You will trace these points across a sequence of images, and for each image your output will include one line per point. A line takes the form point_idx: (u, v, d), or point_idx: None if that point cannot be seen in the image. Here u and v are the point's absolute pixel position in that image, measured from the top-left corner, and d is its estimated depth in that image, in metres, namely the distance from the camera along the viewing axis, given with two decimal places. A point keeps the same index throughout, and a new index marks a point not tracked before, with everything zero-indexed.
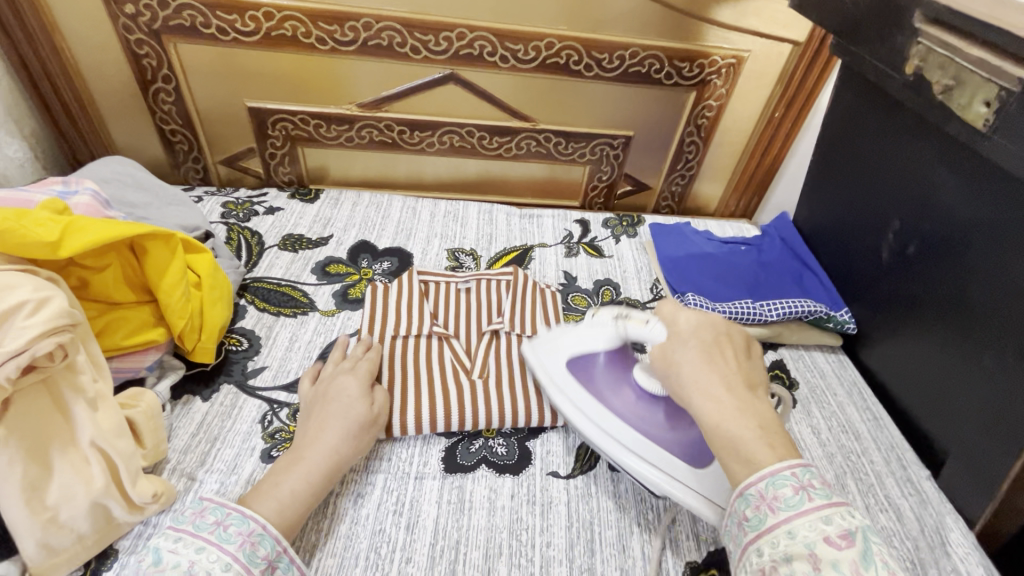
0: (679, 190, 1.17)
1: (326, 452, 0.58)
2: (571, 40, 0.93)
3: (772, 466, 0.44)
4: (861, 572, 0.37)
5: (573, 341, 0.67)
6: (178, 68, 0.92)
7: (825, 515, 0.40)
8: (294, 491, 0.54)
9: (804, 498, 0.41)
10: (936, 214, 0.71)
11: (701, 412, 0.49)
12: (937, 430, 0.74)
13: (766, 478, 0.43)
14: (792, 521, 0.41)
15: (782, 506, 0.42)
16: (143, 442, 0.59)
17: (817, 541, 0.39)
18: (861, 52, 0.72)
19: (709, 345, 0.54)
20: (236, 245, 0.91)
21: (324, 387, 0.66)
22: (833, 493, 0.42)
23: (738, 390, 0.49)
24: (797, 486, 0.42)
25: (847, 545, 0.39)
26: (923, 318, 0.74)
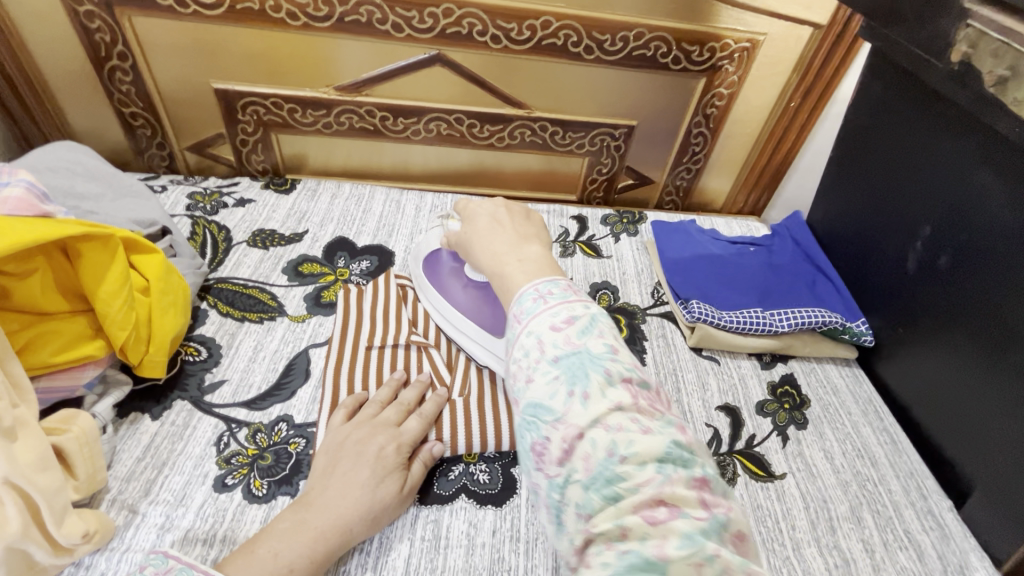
0: (684, 185, 1.09)
1: (338, 525, 0.51)
2: (570, 19, 0.84)
3: (522, 288, 0.47)
4: (574, 342, 0.41)
5: (424, 246, 0.75)
6: (134, 44, 0.83)
7: (554, 310, 0.43)
8: (292, 569, 0.47)
9: (541, 303, 0.45)
10: (974, 221, 0.63)
11: (482, 260, 0.55)
12: (962, 459, 0.67)
13: (518, 300, 0.47)
14: (529, 324, 0.43)
15: (524, 314, 0.45)
16: (75, 472, 0.52)
17: (546, 330, 0.42)
18: (896, 37, 0.64)
19: (494, 217, 0.59)
20: (201, 241, 0.84)
21: (357, 433, 0.58)
22: (570, 292, 0.46)
23: (510, 242, 0.55)
24: (536, 297, 0.46)
25: (568, 327, 0.42)
26: (953, 336, 0.67)
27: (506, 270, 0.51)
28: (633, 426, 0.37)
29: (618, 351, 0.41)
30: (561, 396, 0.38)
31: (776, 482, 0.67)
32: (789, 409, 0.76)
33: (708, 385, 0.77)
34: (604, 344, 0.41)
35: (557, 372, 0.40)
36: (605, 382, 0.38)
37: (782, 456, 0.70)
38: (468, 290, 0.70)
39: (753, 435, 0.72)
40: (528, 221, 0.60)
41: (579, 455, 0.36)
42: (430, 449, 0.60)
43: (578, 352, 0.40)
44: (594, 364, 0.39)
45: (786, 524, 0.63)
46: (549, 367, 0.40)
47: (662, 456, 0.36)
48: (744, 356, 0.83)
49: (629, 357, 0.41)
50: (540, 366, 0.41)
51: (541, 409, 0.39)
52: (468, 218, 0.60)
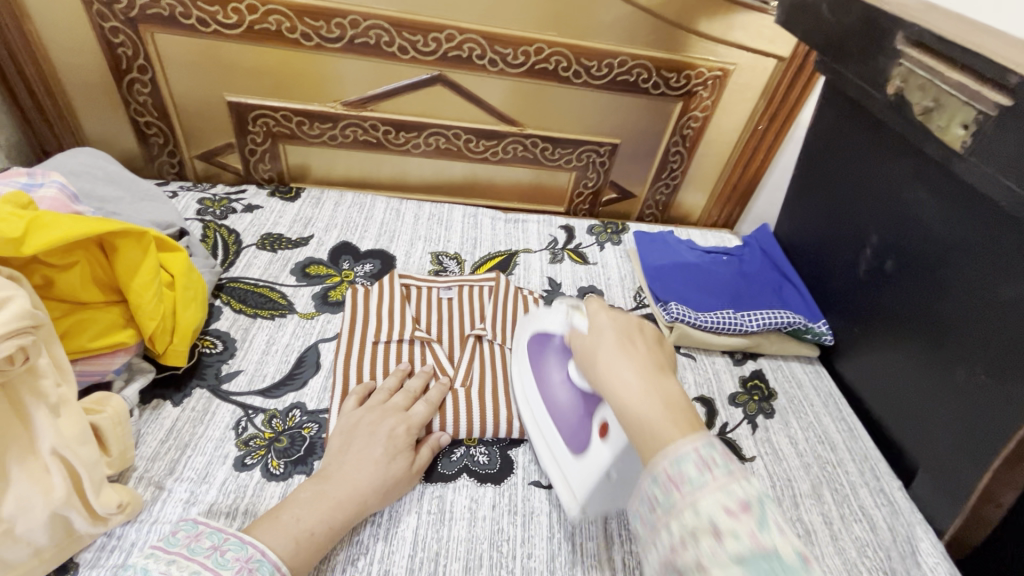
0: (663, 200, 1.18)
1: (354, 496, 0.56)
2: (561, 46, 0.93)
3: (678, 444, 0.41)
4: (759, 540, 0.35)
5: (538, 320, 0.70)
6: (154, 58, 0.88)
7: (725, 487, 0.38)
8: (313, 533, 0.52)
9: (707, 475, 0.38)
10: (913, 231, 0.72)
11: (608, 389, 0.48)
12: (910, 442, 0.76)
13: (671, 457, 0.40)
14: (696, 500, 0.38)
15: (686, 483, 0.39)
16: (108, 449, 0.56)
17: (720, 517, 0.37)
18: (844, 71, 0.73)
19: (625, 334, 0.53)
20: (212, 243, 0.89)
21: (369, 417, 0.63)
22: (734, 463, 0.40)
23: (642, 371, 0.48)
24: (699, 464, 0.39)
25: (748, 517, 0.36)
26: (899, 332, 0.76)
27: (650, 411, 0.44)
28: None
29: (807, 559, 0.36)
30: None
31: (746, 464, 0.74)
32: (758, 401, 0.83)
33: (686, 378, 0.85)
34: (794, 549, 0.36)
35: (742, 572, 0.35)
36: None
37: (752, 441, 0.77)
38: (565, 386, 0.64)
39: (726, 423, 0.79)
40: (660, 345, 0.54)
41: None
42: (437, 438, 0.66)
43: (766, 553, 0.35)
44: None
45: None
46: (731, 566, 0.35)
47: None
48: (718, 353, 0.91)
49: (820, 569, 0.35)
50: (717, 557, 0.35)
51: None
52: (594, 329, 0.55)
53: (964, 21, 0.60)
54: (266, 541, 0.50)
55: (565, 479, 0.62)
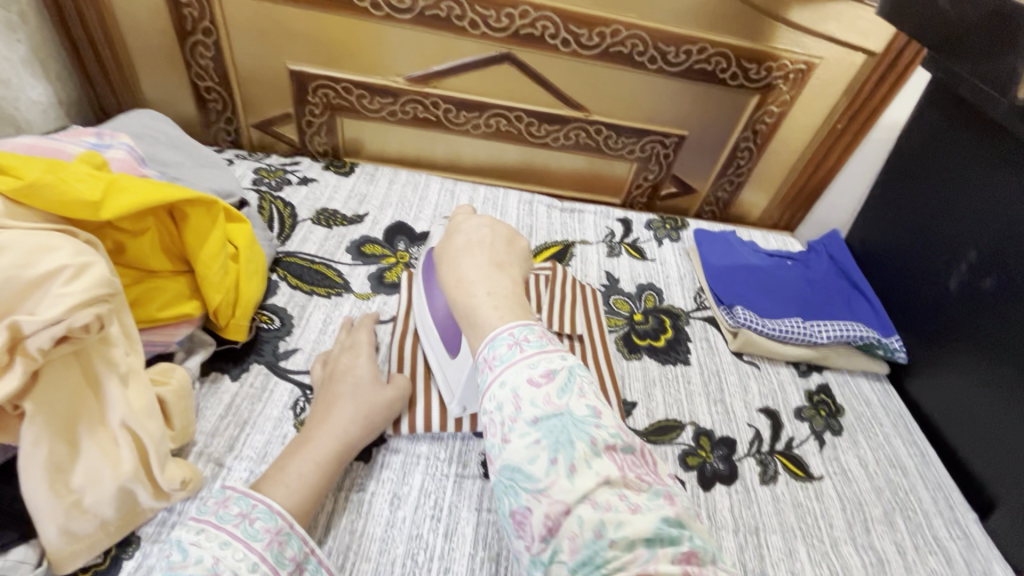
0: (724, 197, 1.13)
1: (334, 434, 0.56)
2: (639, 29, 0.88)
3: (494, 329, 0.44)
4: (555, 403, 0.39)
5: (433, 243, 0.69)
6: (219, 20, 0.85)
7: (531, 361, 0.41)
8: (301, 475, 0.52)
9: (516, 350, 0.42)
10: (1020, 249, 0.67)
11: (446, 281, 0.51)
12: (992, 473, 0.71)
13: (488, 342, 0.43)
14: (503, 374, 0.41)
15: (498, 362, 0.42)
16: (172, 423, 0.55)
17: (523, 385, 0.40)
18: (960, 70, 0.68)
19: (480, 236, 0.54)
20: (268, 215, 0.87)
21: (337, 361, 0.65)
22: (547, 342, 0.43)
23: (481, 267, 0.50)
24: (511, 342, 0.42)
25: (548, 384, 0.39)
26: (989, 357, 0.71)
27: (471, 299, 0.47)
28: (622, 506, 0.35)
29: (601, 414, 0.39)
30: (542, 463, 0.36)
31: (814, 482, 0.71)
32: (825, 416, 0.79)
33: (750, 388, 0.81)
34: (586, 405, 0.39)
35: (537, 433, 0.37)
36: (591, 452, 0.36)
37: (819, 459, 0.73)
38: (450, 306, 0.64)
39: (792, 438, 0.75)
40: (510, 247, 0.55)
41: (565, 534, 0.34)
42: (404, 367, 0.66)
43: (559, 413, 0.38)
44: (578, 430, 0.37)
45: (823, 523, 0.66)
46: (528, 428, 0.38)
47: (650, 536, 0.34)
48: (782, 363, 0.87)
49: (611, 420, 0.39)
50: (517, 426, 0.38)
51: (519, 474, 0.37)
52: (452, 230, 0.56)
53: None
54: (271, 494, 0.49)
55: (446, 381, 0.65)
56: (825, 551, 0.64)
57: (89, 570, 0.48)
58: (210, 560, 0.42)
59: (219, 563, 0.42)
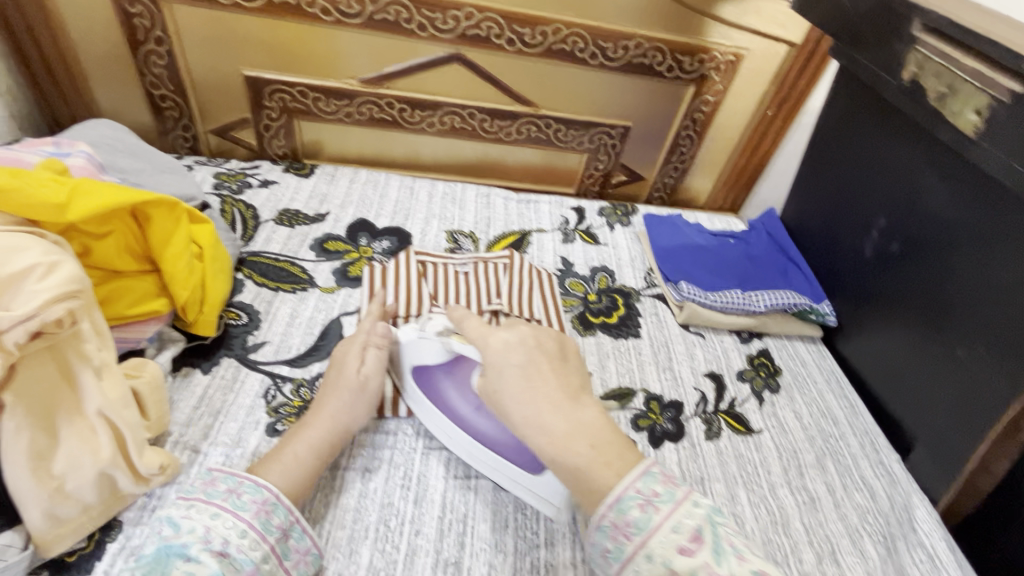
0: (671, 183, 1.20)
1: (328, 418, 0.60)
2: (578, 27, 0.93)
3: (618, 487, 0.45)
4: (717, 572, 0.41)
5: (409, 352, 0.64)
6: (172, 29, 0.87)
7: (675, 524, 0.43)
8: (296, 456, 0.56)
9: (653, 513, 0.44)
10: (920, 214, 0.74)
11: (534, 438, 0.48)
12: (909, 416, 0.80)
13: (614, 505, 0.45)
14: (648, 544, 0.43)
15: (635, 531, 0.44)
16: (147, 414, 0.58)
17: (672, 555, 0.42)
18: (859, 57, 0.75)
19: (529, 365, 0.51)
20: (230, 217, 0.89)
21: (342, 350, 0.65)
22: (675, 489, 0.46)
23: (563, 408, 0.49)
24: (642, 503, 0.45)
25: (698, 549, 0.42)
26: (901, 313, 0.79)
27: (576, 456, 0.47)
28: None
29: (764, 573, 0.41)
30: None
31: (754, 436, 0.77)
32: (764, 377, 0.87)
33: (696, 355, 0.87)
34: (749, 568, 0.41)
35: None
36: None
37: (759, 415, 0.81)
38: (484, 412, 0.62)
39: (734, 398, 0.82)
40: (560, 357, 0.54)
41: None
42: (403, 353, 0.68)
43: None
44: None
45: (762, 471, 0.73)
46: None
47: None
48: (725, 332, 0.94)
49: None
50: None
51: None
52: (493, 364, 0.52)
53: (979, 10, 0.61)
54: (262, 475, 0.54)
55: (535, 494, 0.60)
56: (763, 494, 0.71)
57: (73, 553, 0.51)
58: (201, 529, 0.47)
59: (210, 532, 0.47)
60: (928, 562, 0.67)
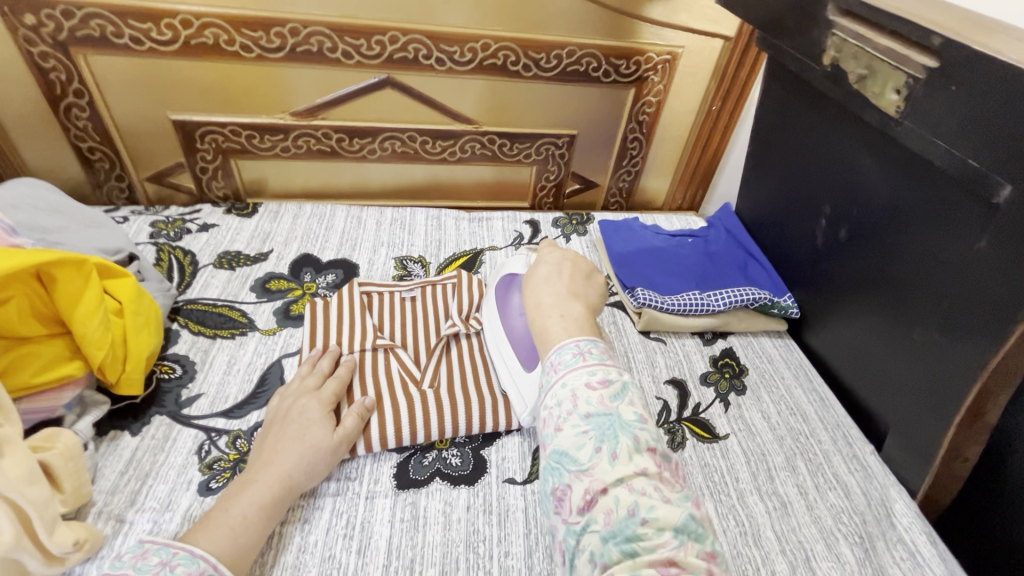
0: (626, 187, 1.19)
1: (281, 475, 0.57)
2: (508, 41, 0.92)
3: (563, 340, 0.54)
4: (606, 405, 0.47)
5: (505, 266, 0.78)
6: (91, 81, 0.85)
7: (591, 370, 0.50)
8: (245, 516, 0.53)
9: (580, 359, 0.51)
10: (862, 198, 0.72)
11: (528, 306, 0.61)
12: (880, 405, 0.77)
13: (558, 350, 0.54)
14: (565, 377, 0.51)
15: (563, 367, 0.52)
16: (61, 486, 0.54)
17: (581, 387, 0.49)
18: (783, 45, 0.74)
19: (556, 268, 0.65)
20: (167, 266, 0.87)
21: (287, 403, 0.64)
22: (607, 357, 0.52)
23: (558, 294, 0.61)
24: (576, 352, 0.52)
25: (603, 389, 0.48)
26: (859, 300, 0.77)
27: (547, 320, 0.57)
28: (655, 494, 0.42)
29: (645, 422, 0.47)
30: (588, 451, 0.45)
31: (719, 442, 0.75)
32: (729, 378, 0.84)
33: (656, 362, 0.85)
34: (634, 412, 0.47)
35: (586, 425, 0.46)
36: (633, 448, 0.44)
37: (724, 419, 0.78)
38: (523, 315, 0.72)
39: (699, 404, 0.79)
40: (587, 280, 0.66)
41: (601, 507, 0.42)
42: (363, 404, 0.66)
43: (608, 413, 0.46)
44: (623, 429, 0.45)
45: (729, 478, 0.70)
46: (579, 421, 0.47)
47: (679, 525, 0.41)
48: (688, 335, 0.91)
49: (653, 428, 0.47)
50: (571, 418, 0.47)
51: (567, 458, 0.45)
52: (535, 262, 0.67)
53: None
54: (195, 542, 0.49)
55: (518, 395, 0.69)
56: (732, 504, 0.68)
57: None
58: None
59: None
60: (910, 560, 0.64)
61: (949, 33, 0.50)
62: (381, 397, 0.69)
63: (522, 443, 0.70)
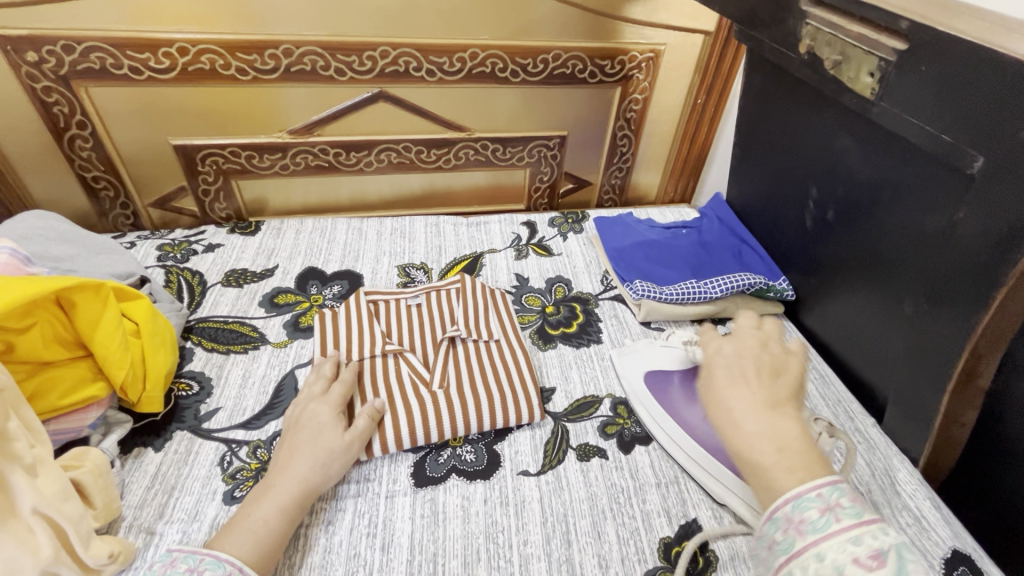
0: (618, 183, 1.21)
1: (297, 478, 0.59)
2: (494, 49, 0.95)
3: (796, 487, 0.43)
4: None
5: (644, 362, 0.78)
6: (93, 112, 0.88)
7: (852, 535, 0.38)
8: (266, 520, 0.55)
9: (832, 519, 0.40)
10: (846, 179, 0.74)
11: (722, 425, 0.51)
12: (878, 379, 0.79)
13: (792, 501, 0.42)
14: (819, 544, 0.39)
15: (809, 528, 0.40)
16: (92, 502, 0.56)
17: (847, 563, 0.37)
18: (761, 37, 0.77)
19: (740, 364, 0.55)
20: (176, 287, 0.89)
21: (298, 410, 0.66)
22: (865, 510, 0.40)
23: (757, 407, 0.50)
24: (823, 507, 0.41)
25: (880, 567, 0.37)
26: (851, 278, 0.79)
27: (758, 456, 0.46)
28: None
29: None
30: None
31: None
32: None
33: None
34: None
35: None
36: None
37: None
38: (714, 421, 0.69)
39: None
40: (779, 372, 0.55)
41: None
42: (373, 405, 0.68)
43: None
44: None
45: None
46: None
47: None
48: (687, 323, 0.94)
49: None
50: None
51: None
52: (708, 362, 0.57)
53: None
54: (221, 548, 0.52)
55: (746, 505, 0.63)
56: None
57: None
58: None
59: None
60: (915, 525, 0.66)
61: (915, 17, 0.52)
62: (394, 400, 0.71)
63: (534, 437, 0.72)
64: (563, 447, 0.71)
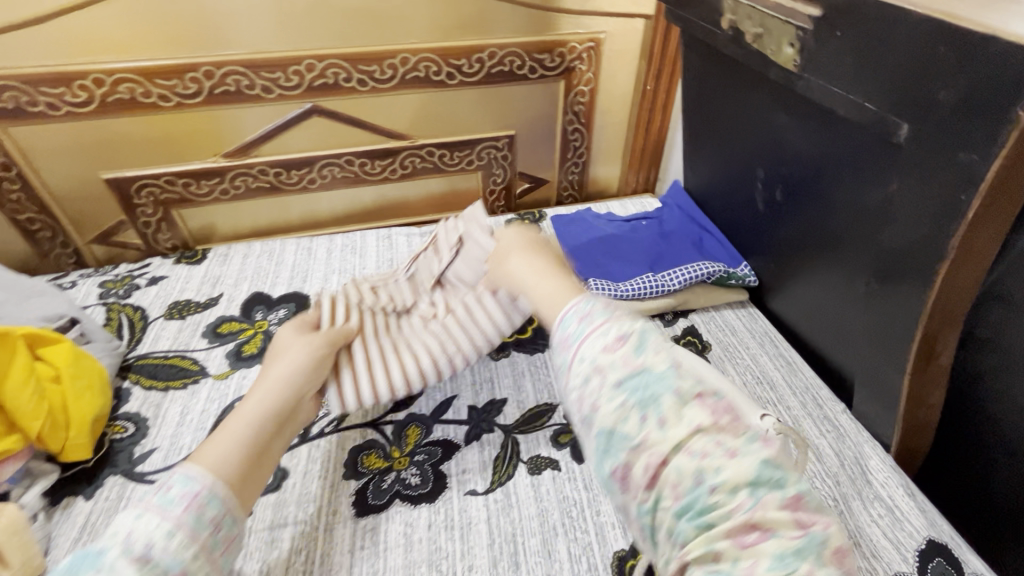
0: (576, 179, 1.18)
1: (277, 385, 0.60)
2: (426, 52, 0.92)
3: (562, 310, 0.52)
4: (632, 363, 0.46)
5: None
6: (16, 153, 0.86)
7: (603, 330, 0.48)
8: (230, 430, 0.54)
9: (586, 323, 0.49)
10: (788, 156, 0.71)
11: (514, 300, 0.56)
12: (845, 363, 0.75)
13: (558, 324, 0.52)
14: (580, 348, 0.48)
15: (573, 337, 0.49)
16: (8, 561, 0.53)
17: (599, 354, 0.47)
18: (689, 16, 0.73)
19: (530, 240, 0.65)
20: (116, 325, 0.86)
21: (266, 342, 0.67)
22: (611, 311, 0.50)
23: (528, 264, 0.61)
24: (579, 317, 0.50)
25: (622, 347, 0.47)
26: (807, 258, 0.75)
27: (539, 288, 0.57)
28: (717, 451, 0.41)
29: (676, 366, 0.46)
30: (634, 423, 0.43)
31: None
32: None
33: None
34: (662, 361, 0.46)
35: (622, 394, 0.44)
36: (678, 402, 0.43)
37: None
38: None
39: None
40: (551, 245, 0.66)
41: (666, 484, 0.41)
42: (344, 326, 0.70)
43: (638, 372, 0.45)
44: (659, 385, 0.44)
45: None
46: (614, 393, 0.45)
47: (752, 480, 0.40)
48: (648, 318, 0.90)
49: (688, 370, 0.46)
50: (604, 391, 0.45)
51: (617, 435, 0.43)
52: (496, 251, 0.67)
53: None
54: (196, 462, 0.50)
55: None
56: None
57: None
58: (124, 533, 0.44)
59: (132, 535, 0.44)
60: (886, 516, 0.62)
61: None
62: (397, 348, 0.71)
63: (483, 452, 0.69)
64: (513, 462, 0.68)
